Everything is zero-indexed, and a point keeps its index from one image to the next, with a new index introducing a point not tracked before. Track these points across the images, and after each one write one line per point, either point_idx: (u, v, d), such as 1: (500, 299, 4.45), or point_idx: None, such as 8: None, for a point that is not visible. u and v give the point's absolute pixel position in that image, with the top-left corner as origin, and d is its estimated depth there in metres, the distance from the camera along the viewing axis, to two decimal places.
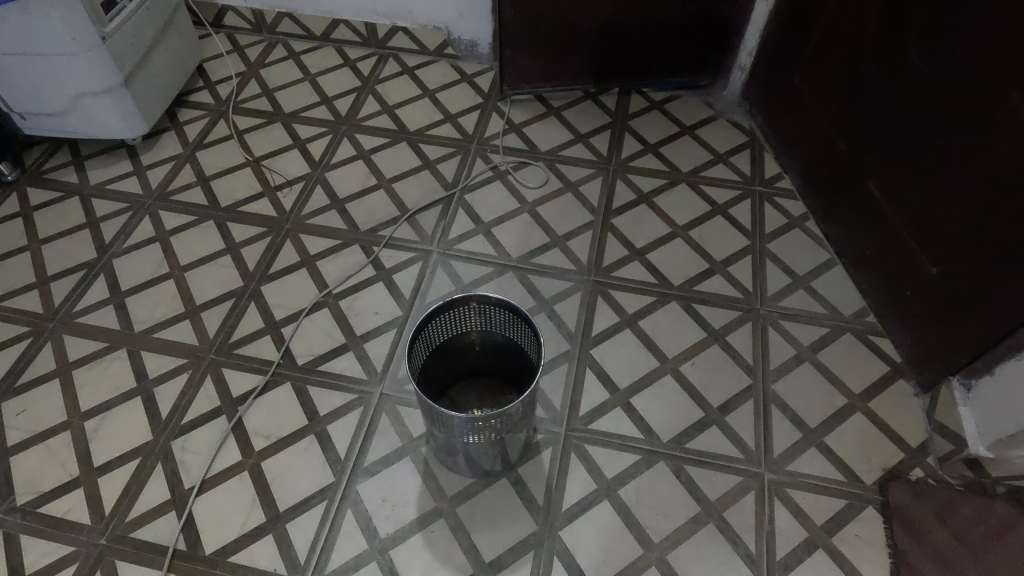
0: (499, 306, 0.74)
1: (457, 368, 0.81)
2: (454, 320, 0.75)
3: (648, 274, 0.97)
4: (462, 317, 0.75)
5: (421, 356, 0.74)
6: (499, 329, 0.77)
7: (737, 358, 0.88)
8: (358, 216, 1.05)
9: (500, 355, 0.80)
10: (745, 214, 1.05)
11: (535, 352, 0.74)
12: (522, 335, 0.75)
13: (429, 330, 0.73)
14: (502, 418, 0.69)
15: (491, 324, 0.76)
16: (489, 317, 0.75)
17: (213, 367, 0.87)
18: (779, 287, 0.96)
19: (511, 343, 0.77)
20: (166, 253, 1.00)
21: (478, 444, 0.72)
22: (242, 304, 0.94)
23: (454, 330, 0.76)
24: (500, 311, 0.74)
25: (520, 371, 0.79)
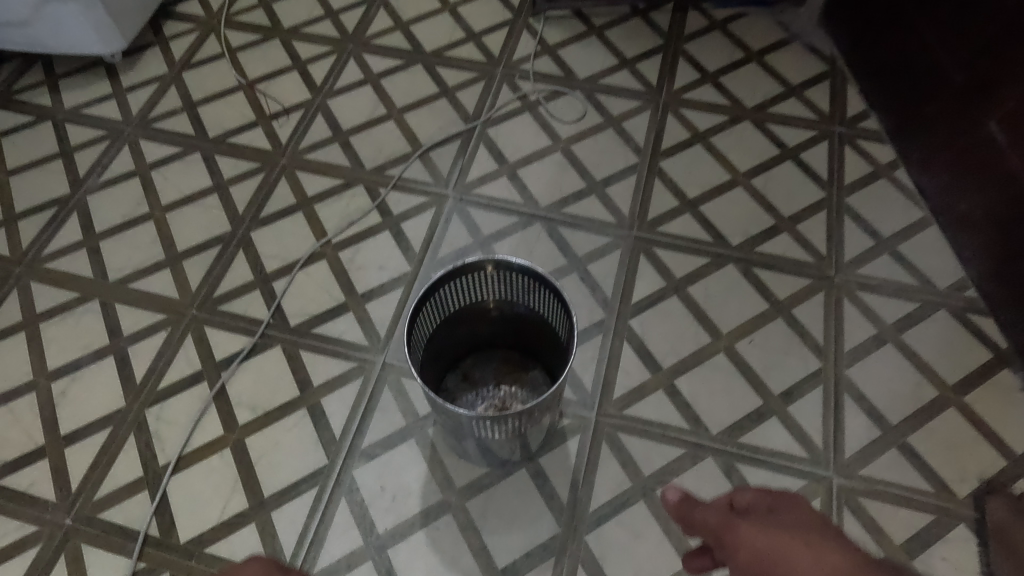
0: (522, 272, 0.60)
1: (470, 339, 0.69)
2: (467, 286, 0.62)
3: (701, 230, 0.82)
4: (476, 284, 0.62)
5: (426, 328, 0.62)
6: (520, 298, 0.64)
7: (805, 336, 0.74)
8: (364, 151, 0.90)
9: (522, 326, 0.67)
10: (820, 161, 0.87)
11: (565, 330, 0.61)
12: (549, 308, 0.62)
13: (436, 299, 0.61)
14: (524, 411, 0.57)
15: (512, 292, 0.63)
16: (508, 284, 0.62)
17: (195, 325, 0.76)
18: (858, 251, 0.80)
19: (535, 314, 0.64)
20: (146, 190, 0.87)
21: (492, 436, 0.61)
22: (229, 252, 0.82)
23: (466, 298, 0.64)
24: (523, 279, 0.61)
25: (546, 346, 0.67)
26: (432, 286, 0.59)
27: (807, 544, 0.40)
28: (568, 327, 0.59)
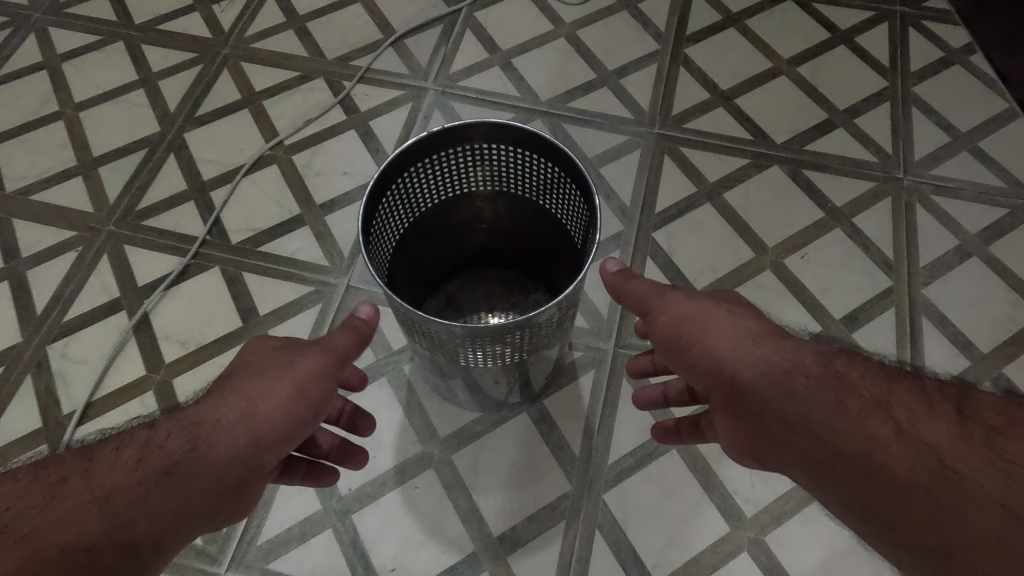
0: (519, 147, 0.45)
1: (453, 248, 0.54)
2: (447, 171, 0.47)
3: (738, 126, 0.67)
4: (460, 167, 0.47)
5: (393, 227, 0.47)
6: (517, 185, 0.49)
7: (871, 250, 0.60)
8: (324, 39, 0.74)
9: (520, 227, 0.53)
10: (880, 45, 0.72)
11: (580, 226, 0.46)
12: (557, 198, 0.47)
13: (404, 186, 0.45)
14: (527, 335, 0.43)
15: (505, 177, 0.48)
16: (502, 165, 0.47)
17: (112, 244, 0.61)
18: (931, 149, 0.65)
19: (538, 207, 0.50)
20: (56, 84, 0.71)
21: (484, 371, 0.47)
22: (157, 157, 0.66)
23: (445, 186, 0.48)
24: (521, 156, 0.46)
25: (553, 255, 0.52)
26: (398, 166, 0.43)
27: (723, 314, 0.39)
28: (585, 218, 0.44)
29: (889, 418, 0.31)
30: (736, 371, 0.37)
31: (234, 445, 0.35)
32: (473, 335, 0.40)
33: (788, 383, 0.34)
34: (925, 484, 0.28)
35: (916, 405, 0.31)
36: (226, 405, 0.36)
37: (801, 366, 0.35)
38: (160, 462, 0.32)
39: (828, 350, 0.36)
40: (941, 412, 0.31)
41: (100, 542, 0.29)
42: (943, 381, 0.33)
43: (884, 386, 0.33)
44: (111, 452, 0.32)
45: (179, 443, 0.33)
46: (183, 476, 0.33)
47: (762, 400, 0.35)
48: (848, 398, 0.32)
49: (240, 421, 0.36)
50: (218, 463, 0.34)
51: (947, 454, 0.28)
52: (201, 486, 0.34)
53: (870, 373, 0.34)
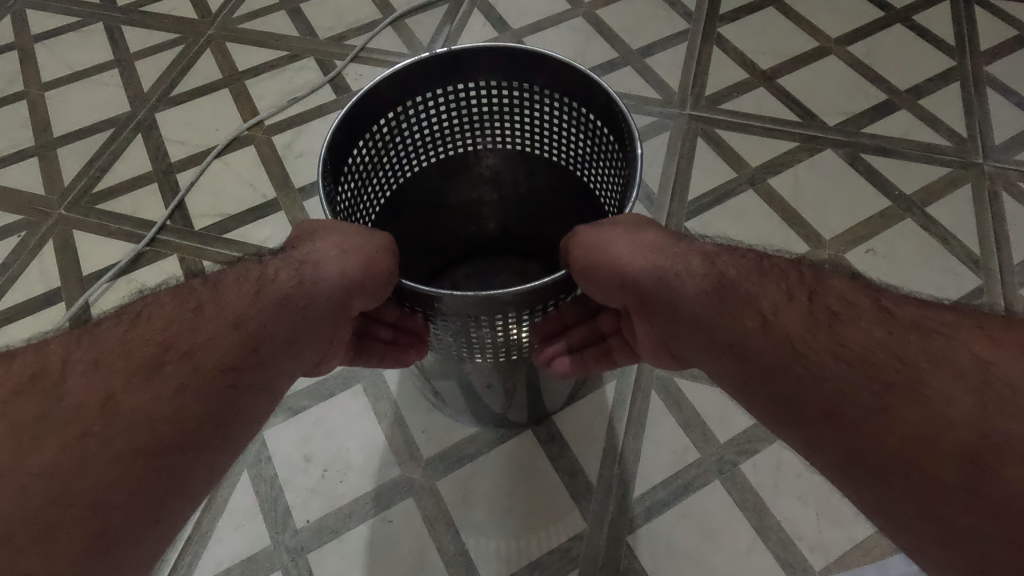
0: (545, 88, 0.39)
1: (463, 221, 0.47)
2: (457, 115, 0.41)
3: (783, 108, 0.58)
4: (472, 112, 0.41)
5: (383, 171, 0.40)
6: (545, 139, 0.42)
7: (952, 244, 0.50)
8: (317, 18, 0.67)
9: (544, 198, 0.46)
10: (944, 23, 0.63)
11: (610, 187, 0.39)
12: (587, 158, 0.40)
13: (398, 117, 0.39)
14: (533, 325, 0.33)
15: (529, 127, 0.42)
16: (524, 114, 0.41)
17: (60, 228, 0.53)
18: (1014, 132, 0.55)
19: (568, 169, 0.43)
20: (25, 64, 0.65)
21: (474, 370, 0.37)
22: (123, 138, 0.59)
23: (455, 132, 0.42)
24: (552, 104, 0.40)
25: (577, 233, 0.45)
26: (396, 93, 0.38)
27: (624, 219, 0.31)
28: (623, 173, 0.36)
29: (759, 312, 0.28)
30: (629, 286, 0.31)
31: (331, 292, 0.31)
32: (455, 314, 0.31)
33: (666, 299, 0.30)
34: (806, 385, 0.26)
35: (783, 295, 0.28)
36: (311, 244, 0.31)
37: (684, 265, 0.30)
38: (269, 298, 0.29)
39: (715, 250, 0.31)
40: (807, 301, 0.28)
41: (235, 368, 0.27)
42: (802, 262, 0.31)
43: (757, 279, 0.29)
44: (221, 286, 0.29)
45: (284, 277, 0.30)
46: (289, 313, 0.29)
47: (664, 309, 0.30)
48: (728, 299, 0.29)
49: (328, 259, 0.30)
50: (328, 303, 0.31)
51: (818, 353, 0.26)
52: (307, 323, 0.30)
53: (744, 264, 0.30)
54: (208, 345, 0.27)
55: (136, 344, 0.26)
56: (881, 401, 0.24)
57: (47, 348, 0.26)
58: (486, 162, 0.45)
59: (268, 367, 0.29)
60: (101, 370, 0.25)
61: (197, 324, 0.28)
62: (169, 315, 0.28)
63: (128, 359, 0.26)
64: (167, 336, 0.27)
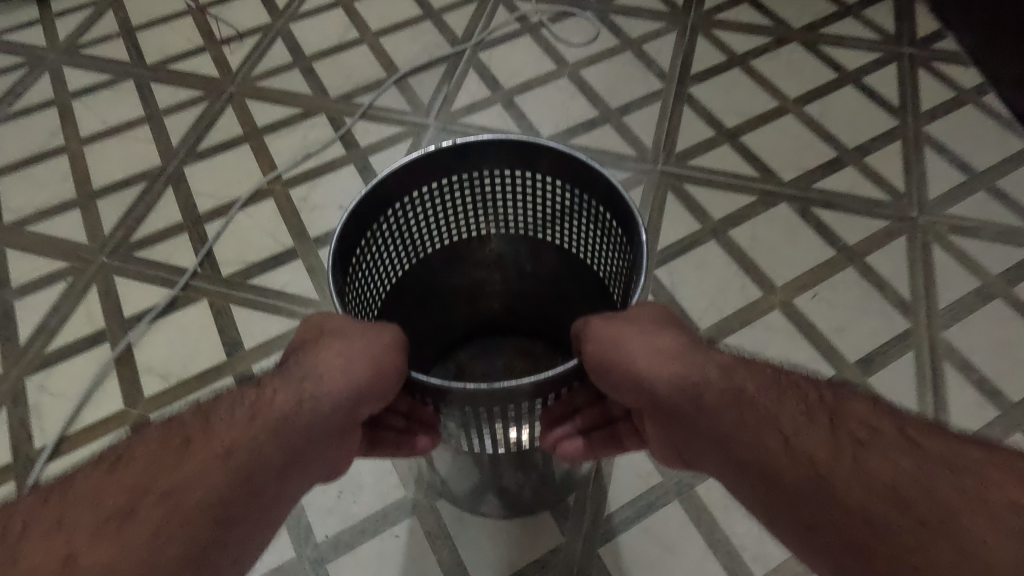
0: (542, 173, 0.45)
1: (473, 288, 0.54)
2: (466, 194, 0.47)
3: (744, 165, 0.65)
4: (479, 191, 0.47)
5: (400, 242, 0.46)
6: (551, 221, 0.48)
7: (887, 290, 0.57)
8: (328, 77, 0.75)
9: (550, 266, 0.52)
10: (890, 85, 0.71)
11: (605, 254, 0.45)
12: (579, 226, 0.47)
13: (415, 198, 0.45)
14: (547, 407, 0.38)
15: (534, 207, 0.48)
16: (524, 195, 0.47)
17: (102, 275, 0.60)
18: (947, 188, 0.63)
19: (572, 246, 0.49)
20: (64, 120, 0.72)
21: (488, 457, 0.42)
22: (155, 190, 0.66)
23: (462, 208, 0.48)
24: (555, 185, 0.46)
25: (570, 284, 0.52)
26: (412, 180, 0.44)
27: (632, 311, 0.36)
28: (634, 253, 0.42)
29: (783, 431, 0.30)
30: (655, 389, 0.35)
31: (321, 413, 0.34)
32: (472, 406, 0.36)
33: (688, 407, 0.34)
34: (824, 509, 0.28)
35: (803, 417, 0.31)
36: (316, 357, 0.35)
37: (712, 377, 0.33)
38: (264, 424, 0.32)
39: (734, 361, 0.35)
40: (829, 425, 0.30)
41: (225, 498, 0.30)
42: (836, 388, 0.33)
43: (784, 397, 0.32)
44: (223, 411, 0.33)
45: (275, 404, 0.33)
46: (281, 439, 0.33)
47: (689, 419, 0.34)
48: (751, 415, 0.31)
49: (335, 376, 0.35)
50: (318, 423, 0.34)
51: (838, 479, 0.28)
52: (300, 444, 0.33)
53: (764, 380, 0.33)
54: (200, 479, 0.30)
55: (108, 492, 0.28)
56: (903, 530, 0.26)
57: (15, 512, 0.27)
58: (494, 236, 0.51)
59: (250, 496, 0.31)
60: (68, 523, 0.27)
61: (191, 455, 0.30)
62: (159, 450, 0.30)
63: (104, 507, 0.28)
64: (158, 475, 0.29)
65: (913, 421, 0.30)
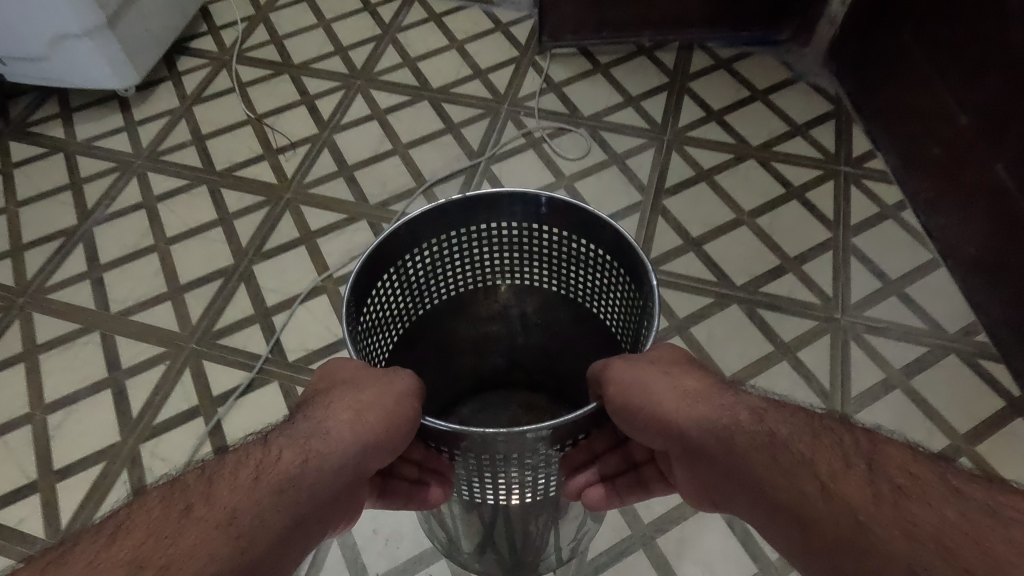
0: (549, 225, 0.60)
1: (475, 324, 0.67)
2: (487, 233, 0.61)
3: (705, 270, 0.81)
4: (499, 232, 0.61)
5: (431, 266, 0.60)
6: (559, 273, 0.63)
7: (812, 381, 0.73)
8: (368, 186, 0.91)
9: (542, 315, 0.67)
10: (827, 200, 0.87)
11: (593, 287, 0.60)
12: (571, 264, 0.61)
13: (445, 237, 0.60)
14: (562, 455, 0.49)
15: (542, 258, 0.63)
16: (535, 241, 0.61)
17: (192, 359, 0.76)
18: (866, 293, 0.79)
19: (568, 296, 0.64)
20: (153, 222, 0.89)
21: (514, 503, 0.53)
22: (231, 285, 0.82)
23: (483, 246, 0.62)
24: (559, 234, 0.60)
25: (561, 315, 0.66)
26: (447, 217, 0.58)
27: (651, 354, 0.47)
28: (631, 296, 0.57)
29: (814, 472, 0.37)
30: (689, 429, 0.43)
31: (329, 466, 0.42)
32: (514, 454, 0.46)
33: (720, 449, 0.41)
34: (843, 537, 0.35)
35: (839, 462, 0.38)
36: (326, 418, 0.44)
37: (741, 423, 0.41)
38: (270, 485, 0.39)
39: (761, 408, 0.42)
40: (868, 469, 0.37)
41: (228, 565, 0.35)
42: (860, 431, 0.40)
43: (810, 440, 0.39)
44: (229, 474, 0.39)
45: (287, 460, 0.41)
46: (287, 496, 0.39)
47: (727, 460, 0.41)
48: (783, 457, 0.38)
49: (342, 429, 0.44)
50: (326, 474, 0.42)
51: (868, 513, 0.34)
52: (306, 497, 0.40)
53: (796, 427, 0.40)
54: (204, 545, 0.35)
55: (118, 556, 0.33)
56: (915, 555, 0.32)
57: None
58: (497, 284, 0.65)
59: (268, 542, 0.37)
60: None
61: (194, 523, 0.36)
62: (160, 521, 0.36)
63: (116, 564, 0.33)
64: (162, 544, 0.34)
65: (930, 463, 0.37)
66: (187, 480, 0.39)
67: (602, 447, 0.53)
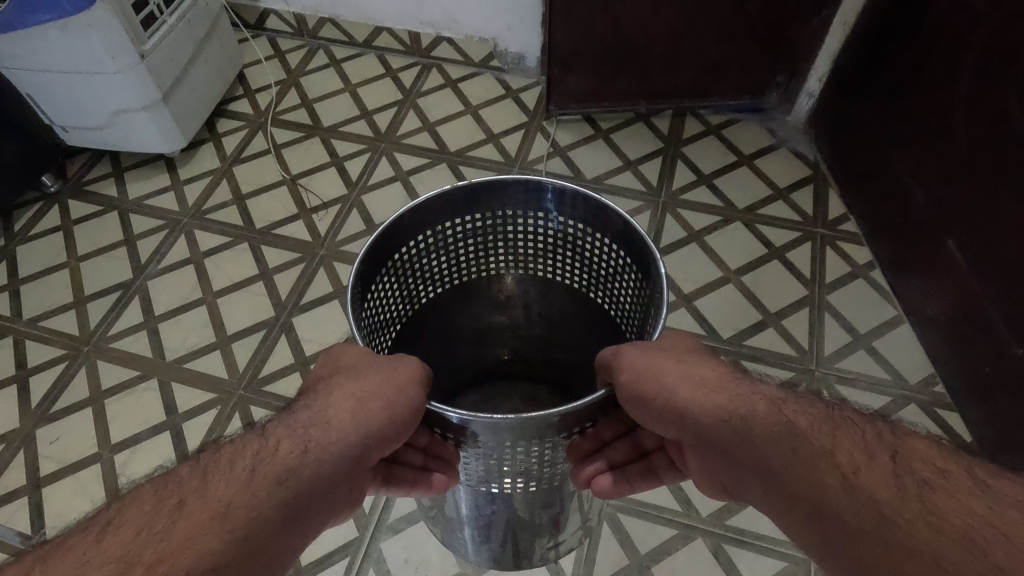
0: (551, 214, 0.65)
1: (482, 307, 0.73)
2: (493, 220, 0.66)
3: (695, 324, 0.91)
4: (504, 218, 0.66)
5: (439, 247, 0.65)
6: (560, 261, 0.69)
7: None
8: None
9: (549, 301, 0.72)
10: (804, 260, 0.97)
11: (596, 269, 0.66)
12: (571, 247, 0.67)
13: (454, 223, 0.64)
14: (569, 441, 0.53)
15: (554, 249, 0.68)
16: (537, 229, 0.66)
17: (241, 404, 0.86)
18: (837, 347, 0.89)
19: (577, 286, 0.69)
20: (200, 276, 0.99)
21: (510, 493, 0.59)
22: (273, 336, 0.92)
23: (488, 231, 0.67)
24: (561, 222, 0.65)
25: (561, 296, 0.71)
26: (456, 203, 0.62)
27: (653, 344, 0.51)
28: (634, 286, 0.62)
29: (835, 467, 0.41)
30: (702, 419, 0.47)
31: (329, 456, 0.45)
32: (518, 442, 0.50)
33: (736, 438, 0.45)
34: (856, 523, 0.39)
35: (863, 455, 0.41)
36: (330, 406, 0.47)
37: (757, 412, 0.45)
38: (268, 477, 0.42)
39: (777, 398, 0.47)
40: (893, 463, 0.40)
41: (223, 558, 0.38)
42: (882, 426, 0.44)
43: (829, 433, 0.43)
44: (225, 467, 0.42)
45: (286, 452, 0.44)
46: (286, 487, 0.42)
47: (747, 447, 0.45)
48: (802, 450, 0.42)
49: (344, 418, 0.47)
50: (323, 464, 0.45)
51: (890, 508, 0.38)
52: (305, 487, 0.43)
53: (817, 420, 0.44)
54: (195, 541, 0.38)
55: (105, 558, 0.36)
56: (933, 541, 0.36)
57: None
58: (509, 270, 0.71)
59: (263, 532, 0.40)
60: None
61: (184, 520, 0.39)
62: (153, 514, 0.39)
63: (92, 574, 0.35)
64: (155, 539, 0.37)
65: (953, 458, 0.40)
66: (183, 473, 0.42)
67: (609, 435, 0.60)
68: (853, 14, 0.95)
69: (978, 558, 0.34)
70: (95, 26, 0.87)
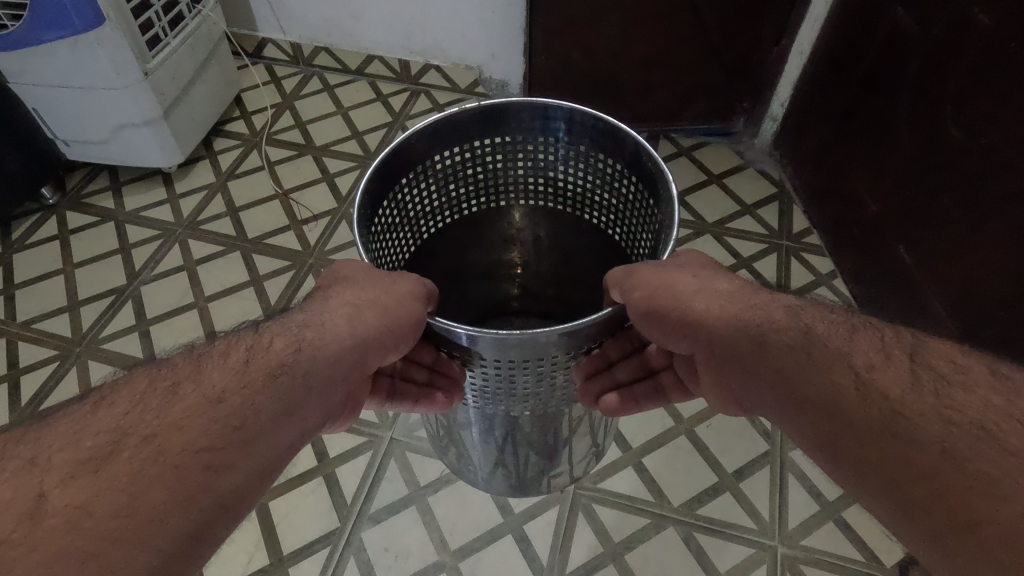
0: (560, 140, 0.69)
1: (494, 237, 0.79)
2: (506, 146, 0.71)
3: None
4: (517, 143, 0.71)
5: (452, 171, 0.70)
6: (569, 190, 0.74)
7: (756, 422, 0.86)
8: None
9: (558, 232, 0.78)
10: (770, 268, 1.03)
11: (603, 197, 0.71)
12: (577, 173, 0.71)
13: (468, 147, 0.69)
14: (575, 364, 0.58)
15: (564, 179, 0.73)
16: (547, 156, 0.71)
17: None
18: None
19: (582, 214, 0.75)
20: (192, 282, 1.02)
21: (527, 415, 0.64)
22: None
23: (499, 158, 0.72)
24: (568, 150, 0.70)
25: (568, 224, 0.77)
26: (469, 127, 0.67)
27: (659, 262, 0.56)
28: (642, 207, 0.66)
29: (851, 370, 0.44)
30: (715, 331, 0.51)
31: (330, 356, 0.49)
32: (530, 359, 0.54)
33: (751, 343, 0.49)
34: (850, 423, 0.42)
35: (880, 355, 0.44)
36: (326, 315, 0.51)
37: (773, 318, 0.49)
38: (262, 367, 0.46)
39: (795, 304, 0.50)
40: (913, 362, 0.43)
41: (218, 438, 0.41)
42: (901, 331, 0.47)
43: (847, 335, 0.46)
44: (219, 356, 0.46)
45: (281, 348, 0.47)
46: (281, 379, 0.46)
47: (760, 349, 0.49)
48: (816, 353, 0.46)
49: (339, 323, 0.51)
50: (319, 360, 0.48)
51: (901, 400, 0.41)
52: (302, 378, 0.47)
53: (838, 326, 0.47)
54: (189, 417, 0.41)
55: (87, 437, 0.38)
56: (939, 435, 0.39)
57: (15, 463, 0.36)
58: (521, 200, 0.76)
59: (262, 417, 0.44)
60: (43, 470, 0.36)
61: (180, 398, 0.42)
62: (147, 392, 0.42)
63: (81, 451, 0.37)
64: (151, 413, 0.40)
65: (972, 355, 0.43)
66: (177, 360, 0.45)
67: (617, 355, 0.64)
68: (809, 45, 1.04)
69: (989, 445, 0.37)
70: (103, 45, 0.92)
